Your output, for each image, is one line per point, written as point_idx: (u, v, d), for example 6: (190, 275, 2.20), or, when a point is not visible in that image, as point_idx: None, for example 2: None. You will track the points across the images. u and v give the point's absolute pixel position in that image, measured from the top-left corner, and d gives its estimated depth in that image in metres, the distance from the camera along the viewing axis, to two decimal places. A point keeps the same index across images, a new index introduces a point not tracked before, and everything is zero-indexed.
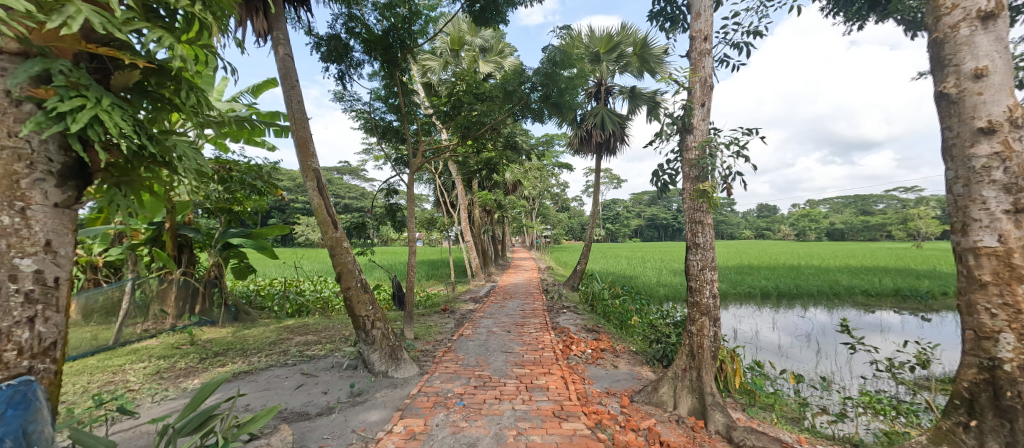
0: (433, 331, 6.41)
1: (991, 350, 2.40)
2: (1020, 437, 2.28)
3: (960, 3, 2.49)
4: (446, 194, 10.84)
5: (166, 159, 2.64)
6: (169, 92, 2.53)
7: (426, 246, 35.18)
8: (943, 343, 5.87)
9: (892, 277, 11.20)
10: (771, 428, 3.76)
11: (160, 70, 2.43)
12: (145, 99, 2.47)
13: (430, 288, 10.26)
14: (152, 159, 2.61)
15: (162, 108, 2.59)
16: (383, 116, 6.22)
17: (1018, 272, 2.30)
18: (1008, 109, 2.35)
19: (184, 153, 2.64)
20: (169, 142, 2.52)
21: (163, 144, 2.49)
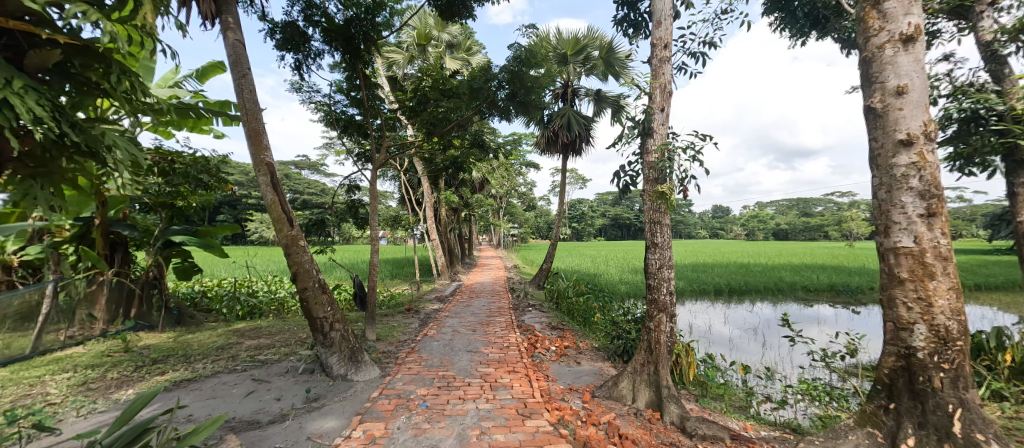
0: (396, 332, 6.31)
1: (907, 340, 2.71)
2: (930, 417, 2.64)
3: (886, 26, 2.76)
4: (411, 192, 10.65)
5: (92, 149, 2.54)
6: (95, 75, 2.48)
7: (390, 245, 34.52)
8: (869, 334, 6.48)
9: (828, 273, 12.22)
10: (720, 417, 4.01)
11: (84, 50, 2.43)
12: (67, 82, 2.46)
13: (394, 288, 10.09)
14: (75, 149, 2.50)
15: (87, 93, 2.57)
16: (345, 110, 6.04)
17: (929, 270, 2.61)
18: (923, 124, 2.65)
19: (113, 143, 2.55)
20: (96, 130, 2.43)
21: (88, 132, 2.39)
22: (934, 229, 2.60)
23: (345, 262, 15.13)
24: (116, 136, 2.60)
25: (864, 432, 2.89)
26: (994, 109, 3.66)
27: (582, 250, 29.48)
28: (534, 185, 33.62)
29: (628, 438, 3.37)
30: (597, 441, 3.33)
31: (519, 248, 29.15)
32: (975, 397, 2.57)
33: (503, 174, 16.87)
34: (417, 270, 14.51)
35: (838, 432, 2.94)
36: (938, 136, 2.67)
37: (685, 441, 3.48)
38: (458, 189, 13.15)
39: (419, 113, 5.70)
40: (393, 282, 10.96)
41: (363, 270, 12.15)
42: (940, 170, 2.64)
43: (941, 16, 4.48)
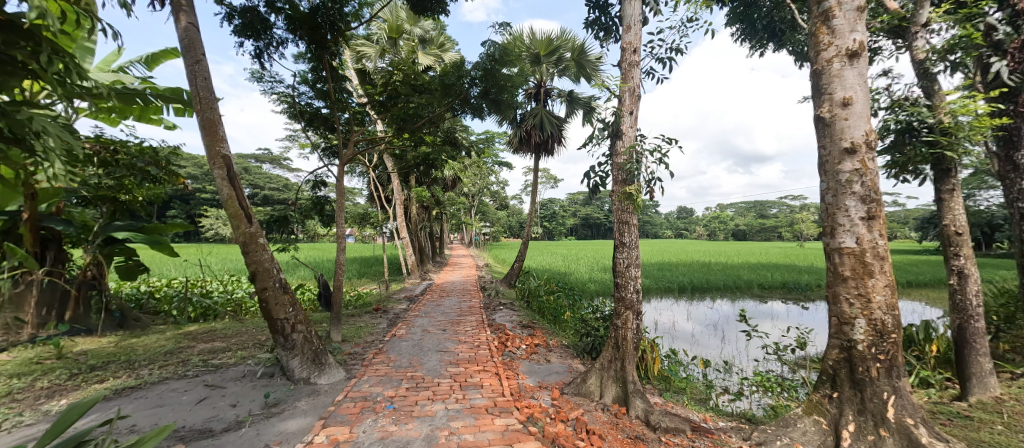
0: (363, 333, 6.16)
1: (849, 333, 2.94)
2: (868, 404, 2.90)
3: (834, 41, 2.98)
4: (380, 189, 10.42)
5: (18, 134, 2.40)
6: (24, 54, 2.36)
7: (358, 243, 33.64)
8: (817, 328, 6.96)
9: (780, 272, 13.00)
10: (682, 409, 4.19)
11: (9, 25, 2.26)
12: None
13: (361, 287, 9.83)
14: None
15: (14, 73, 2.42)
16: (310, 102, 5.83)
17: (868, 268, 2.84)
18: (865, 133, 2.88)
19: (44, 129, 2.42)
20: (24, 115, 2.31)
21: (16, 117, 2.27)
22: (873, 231, 2.83)
23: (309, 260, 14.62)
24: (47, 123, 2.47)
25: (810, 419, 3.11)
26: (926, 121, 4.02)
27: (553, 250, 27.87)
28: (505, 184, 33.71)
29: (594, 433, 3.45)
30: (565, 437, 3.40)
31: (491, 247, 29.19)
32: (905, 384, 2.83)
33: (475, 173, 16.81)
34: (386, 269, 14.23)
35: (788, 420, 3.16)
36: (877, 145, 2.92)
37: (649, 434, 3.61)
38: (429, 187, 13.01)
39: (389, 108, 5.58)
40: (360, 282, 10.69)
41: (328, 269, 11.77)
42: (879, 176, 2.87)
43: (882, 35, 4.88)
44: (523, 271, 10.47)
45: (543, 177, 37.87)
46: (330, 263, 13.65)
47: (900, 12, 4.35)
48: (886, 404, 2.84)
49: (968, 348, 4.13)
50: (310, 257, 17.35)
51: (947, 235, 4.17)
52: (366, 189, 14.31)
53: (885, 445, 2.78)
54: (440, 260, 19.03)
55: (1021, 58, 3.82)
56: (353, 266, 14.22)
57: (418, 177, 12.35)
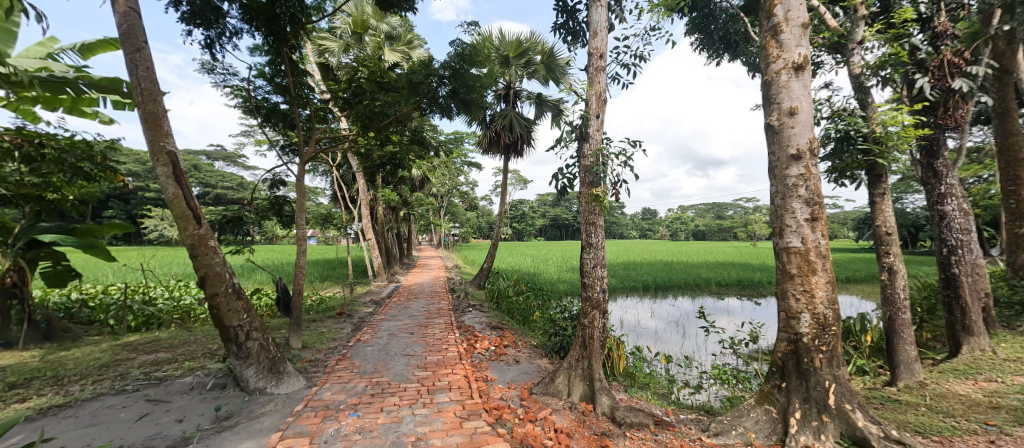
0: (325, 338, 5.93)
1: (795, 327, 3.18)
2: (812, 392, 3.13)
3: (782, 54, 3.21)
4: (344, 189, 10.09)
5: None
6: None
7: (320, 245, 32.36)
8: (768, 322, 7.43)
9: (736, 270, 13.76)
10: (646, 404, 4.33)
11: None
12: None
13: (324, 291, 9.47)
14: None
15: None
16: (267, 97, 5.56)
17: (812, 266, 3.08)
18: (809, 141, 3.12)
19: None
20: None
21: None
22: (816, 231, 3.08)
23: (266, 264, 13.89)
24: None
25: (761, 409, 3.34)
26: (861, 131, 4.40)
27: (523, 250, 29.20)
28: (474, 184, 33.64)
29: (562, 432, 3.50)
30: (534, 437, 3.43)
31: (460, 248, 28.97)
32: (845, 373, 3.09)
33: (444, 173, 16.64)
34: (350, 272, 13.78)
35: (742, 410, 3.40)
36: (819, 152, 3.17)
37: (615, 429, 3.68)
38: (396, 188, 12.74)
39: (354, 105, 5.44)
40: (323, 285, 10.29)
41: (287, 273, 11.24)
42: (821, 181, 3.12)
43: (823, 50, 5.28)
44: (492, 272, 10.45)
45: (513, 178, 38.13)
46: (291, 266, 13.06)
47: (838, 30, 4.74)
48: (828, 392, 3.09)
49: (896, 338, 4.55)
50: (269, 259, 16.52)
51: (878, 234, 4.59)
52: (329, 189, 13.82)
53: (827, 429, 3.02)
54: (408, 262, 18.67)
55: (940, 74, 4.31)
56: (315, 269, 13.66)
57: (384, 177, 12.08)
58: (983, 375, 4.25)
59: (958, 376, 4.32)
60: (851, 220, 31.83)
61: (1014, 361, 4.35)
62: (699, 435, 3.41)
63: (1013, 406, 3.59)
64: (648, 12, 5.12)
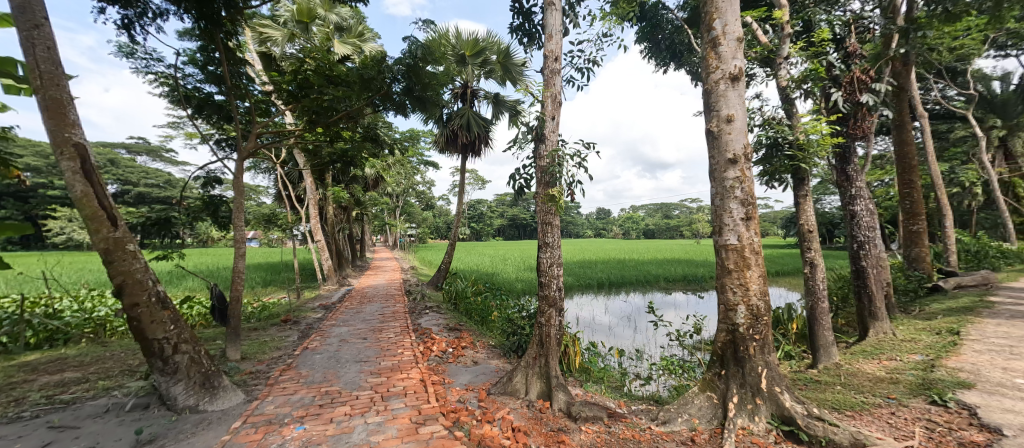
0: (268, 348, 5.54)
1: (733, 318, 3.46)
2: (748, 378, 3.41)
3: (720, 65, 3.49)
4: (290, 187, 9.50)
5: None
6: None
7: (261, 248, 30.19)
8: (710, 314, 7.98)
9: (681, 266, 14.65)
10: (600, 397, 4.48)
11: None
12: None
13: (266, 297, 8.85)
14: None
15: None
16: (199, 87, 5.10)
17: (746, 261, 3.37)
18: (743, 146, 3.40)
19: None
20: None
21: None
22: (749, 229, 3.37)
23: (200, 269, 12.74)
24: None
25: (704, 395, 3.59)
26: (787, 138, 4.86)
27: (481, 250, 28.97)
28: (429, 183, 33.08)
29: (520, 430, 3.53)
30: (492, 436, 3.42)
31: (416, 248, 28.31)
32: (775, 359, 3.39)
33: (399, 173, 16.19)
34: (297, 275, 13.01)
35: (687, 398, 3.63)
36: (752, 156, 3.47)
37: (570, 424, 3.76)
38: (348, 187, 12.21)
39: (299, 99, 5.14)
40: (265, 291, 9.61)
41: (225, 278, 10.38)
42: (754, 183, 3.41)
43: (756, 63, 5.78)
44: (450, 273, 10.31)
45: (471, 178, 38.00)
46: (229, 271, 12.09)
47: (767, 46, 5.20)
48: (760, 377, 3.38)
49: (816, 325, 5.08)
50: (204, 264, 15.17)
51: (803, 232, 5.08)
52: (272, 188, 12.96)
53: (760, 411, 3.31)
54: (361, 264, 17.96)
55: (852, 89, 4.87)
56: (257, 274, 12.72)
57: (335, 176, 11.54)
58: (884, 355, 4.84)
59: (865, 357, 4.90)
60: (780, 219, 35.04)
61: (908, 342, 5.01)
62: (648, 424, 3.58)
63: (908, 380, 4.13)
64: (601, 19, 5.32)
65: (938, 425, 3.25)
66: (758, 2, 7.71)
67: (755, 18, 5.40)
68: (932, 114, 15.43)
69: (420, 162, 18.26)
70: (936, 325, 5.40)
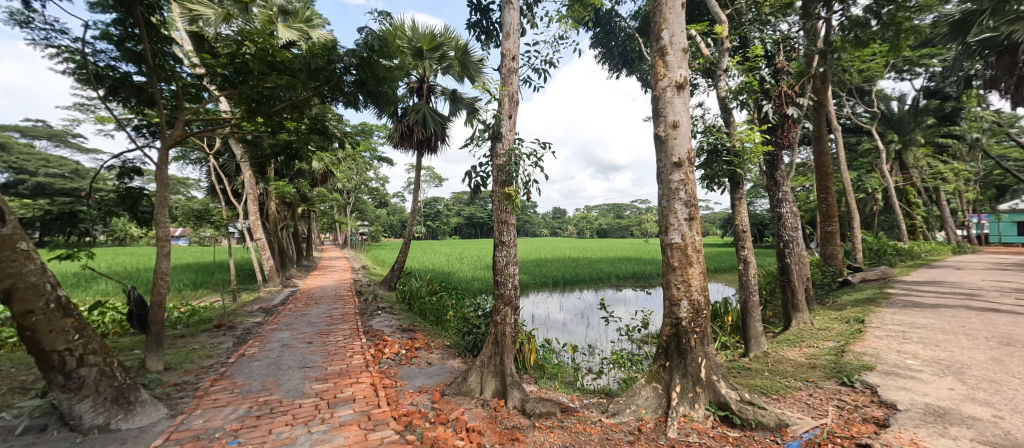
0: (197, 356, 5.05)
1: (676, 312, 3.68)
2: (689, 369, 3.63)
3: (667, 74, 3.69)
4: (225, 181, 8.73)
5: None
6: None
7: (191, 248, 27.62)
8: (657, 309, 8.42)
9: (631, 264, 15.36)
10: (554, 393, 4.56)
11: None
12: None
13: (197, 300, 8.09)
14: None
15: None
16: (113, 65, 4.53)
17: (689, 258, 3.59)
18: (687, 151, 3.63)
19: None
20: None
21: None
22: (692, 229, 3.59)
23: (117, 270, 11.43)
24: None
25: (651, 386, 3.78)
26: (725, 145, 5.26)
27: (437, 250, 26.05)
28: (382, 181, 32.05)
29: (474, 430, 3.49)
30: (445, 438, 3.36)
31: (367, 246, 27.18)
32: (714, 349, 3.65)
33: (349, 168, 15.46)
34: (234, 277, 11.99)
35: (634, 390, 3.81)
36: (695, 161, 3.70)
37: (525, 421, 3.78)
38: (292, 182, 11.46)
39: (236, 85, 4.73)
40: (195, 294, 8.79)
41: (146, 280, 9.33)
42: (696, 186, 3.65)
43: (698, 74, 6.19)
44: (404, 272, 10.01)
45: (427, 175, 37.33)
46: (151, 272, 10.87)
47: (709, 58, 5.58)
48: (700, 367, 3.61)
49: (748, 317, 5.53)
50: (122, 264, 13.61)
51: (738, 232, 5.50)
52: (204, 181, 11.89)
53: (700, 398, 3.54)
54: (306, 263, 16.94)
55: (780, 102, 5.37)
56: (186, 275, 11.61)
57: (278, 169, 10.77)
58: (804, 343, 5.39)
59: (788, 345, 5.41)
60: (717, 219, 37.83)
61: (823, 330, 5.61)
62: (599, 417, 3.71)
63: (823, 365, 4.62)
64: (558, 21, 5.41)
65: (847, 404, 3.67)
66: (701, 17, 8.27)
67: (699, 31, 5.77)
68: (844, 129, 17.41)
69: (372, 157, 17.57)
70: (846, 315, 6.10)
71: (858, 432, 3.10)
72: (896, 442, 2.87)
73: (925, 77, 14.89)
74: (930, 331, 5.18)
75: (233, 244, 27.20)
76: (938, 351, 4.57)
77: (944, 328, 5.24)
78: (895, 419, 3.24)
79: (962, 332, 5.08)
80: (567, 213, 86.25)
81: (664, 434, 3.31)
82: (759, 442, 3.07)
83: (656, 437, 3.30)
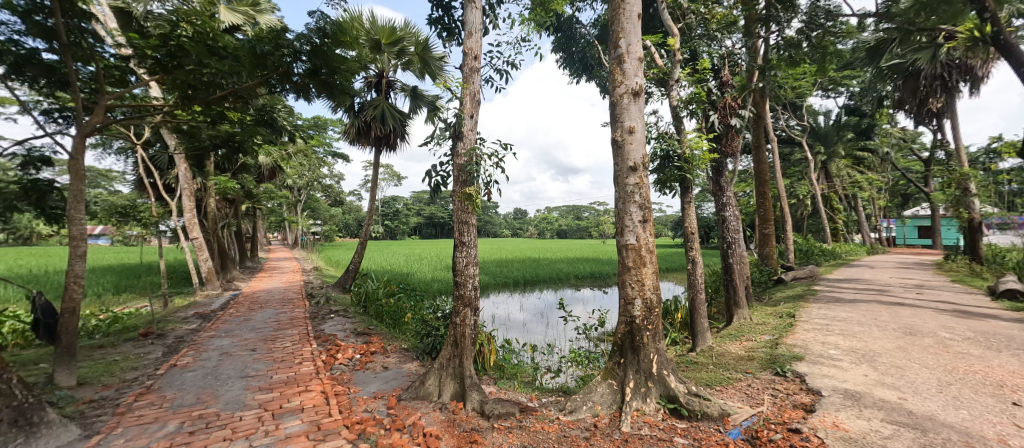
0: (119, 368, 4.53)
1: (631, 311, 3.83)
2: (642, 365, 3.78)
3: (624, 81, 3.84)
4: (155, 174, 7.94)
5: None
6: None
7: (114, 248, 24.94)
8: (612, 308, 8.72)
9: (588, 264, 15.80)
10: (513, 392, 4.56)
11: None
12: None
13: (120, 306, 7.30)
14: None
15: None
16: (17, 39, 3.96)
17: (643, 258, 3.74)
18: (641, 156, 3.78)
19: None
20: None
21: None
22: (645, 230, 3.75)
23: (20, 273, 10.08)
24: None
25: (606, 383, 3.89)
26: (676, 152, 5.54)
27: (395, 250, 25.77)
28: (336, 178, 30.93)
29: (431, 434, 3.40)
30: (402, 444, 3.24)
31: (319, 246, 25.88)
32: (664, 345, 3.82)
33: (300, 163, 14.66)
34: (165, 279, 10.96)
35: (590, 387, 3.90)
36: (649, 165, 3.87)
37: (484, 423, 3.73)
38: (235, 177, 10.66)
39: (168, 70, 4.31)
40: (118, 299, 7.93)
41: (57, 284, 8.29)
42: (650, 189, 3.81)
43: (652, 83, 6.49)
44: (360, 274, 9.62)
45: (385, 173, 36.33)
46: (64, 275, 9.68)
47: (662, 68, 5.85)
48: (652, 363, 3.77)
49: (694, 314, 5.86)
50: (27, 267, 12.03)
51: (687, 234, 5.80)
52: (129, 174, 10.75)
53: (652, 393, 3.69)
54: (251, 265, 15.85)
55: (724, 113, 5.76)
56: (108, 278, 10.45)
57: (219, 163, 9.98)
58: (743, 337, 5.80)
59: (730, 339, 5.80)
60: (673, 221, 39.93)
61: (760, 325, 6.07)
62: (556, 415, 3.76)
63: (760, 357, 5.00)
64: (520, 24, 5.45)
65: (780, 392, 3.98)
66: (656, 29, 8.70)
67: (654, 43, 6.06)
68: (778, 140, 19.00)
69: (326, 152, 16.76)
70: (780, 310, 6.65)
71: (790, 417, 3.36)
72: (821, 425, 3.14)
73: (846, 95, 16.58)
74: (849, 323, 5.76)
75: (167, 243, 24.92)
76: (855, 341, 5.09)
77: (860, 320, 5.86)
78: (820, 405, 3.56)
79: (874, 324, 5.70)
80: (524, 214, 87.13)
81: (618, 428, 3.40)
82: (704, 431, 3.26)
83: (610, 431, 3.39)
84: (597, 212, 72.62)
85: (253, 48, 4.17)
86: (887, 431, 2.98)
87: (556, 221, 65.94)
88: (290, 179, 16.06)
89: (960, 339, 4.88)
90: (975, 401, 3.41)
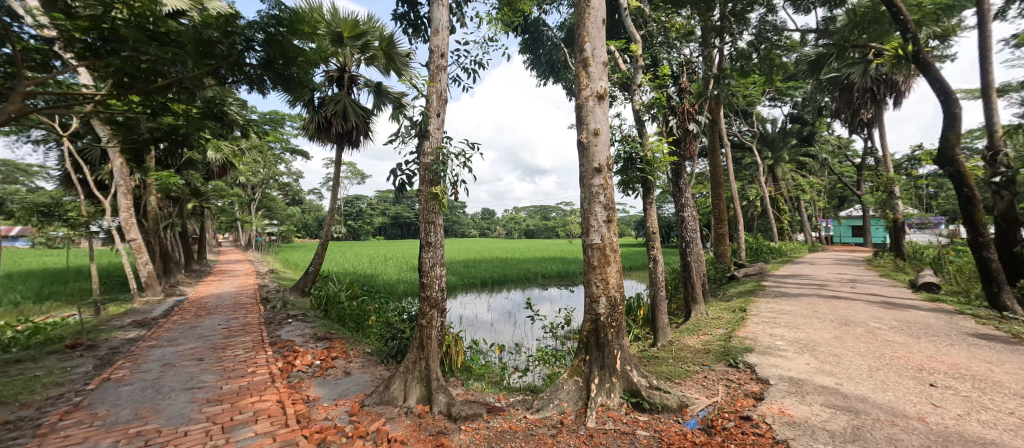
0: (41, 384, 4.06)
1: (596, 309, 3.91)
2: (607, 361, 3.86)
3: (590, 84, 3.91)
4: (84, 168, 7.20)
5: None
6: None
7: (37, 251, 22.49)
8: (578, 307, 8.90)
9: (554, 263, 16.04)
10: (480, 393, 4.51)
11: None
12: None
13: (41, 316, 6.55)
14: None
15: None
16: None
17: (607, 258, 3.83)
18: (605, 158, 3.86)
19: None
20: None
21: None
22: (610, 230, 3.85)
23: None
24: None
25: (572, 380, 3.94)
26: (639, 155, 5.71)
27: (359, 250, 26.24)
28: (294, 176, 29.80)
29: (396, 440, 3.29)
30: None
31: (277, 247, 24.61)
32: (627, 341, 3.92)
33: (254, 160, 13.84)
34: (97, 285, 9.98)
35: (557, 385, 3.94)
36: (613, 167, 3.96)
37: (451, 425, 3.66)
38: (180, 173, 9.90)
39: (99, 55, 3.88)
40: (40, 307, 7.13)
41: None
42: (614, 190, 3.91)
43: (617, 87, 6.68)
44: (319, 276, 9.21)
45: (347, 170, 35.16)
46: None
47: (625, 73, 6.02)
48: (616, 359, 3.86)
49: (656, 310, 6.08)
50: None
51: (649, 235, 6.01)
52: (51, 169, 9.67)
53: (615, 388, 3.78)
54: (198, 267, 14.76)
55: (683, 118, 6.02)
56: (28, 284, 9.38)
57: (160, 158, 9.21)
58: (700, 331, 6.08)
59: (688, 333, 6.05)
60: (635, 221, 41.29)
61: (715, 319, 6.40)
62: (524, 414, 3.76)
63: (715, 349, 5.26)
64: (488, 24, 5.44)
65: (733, 382, 4.21)
66: (620, 34, 8.98)
67: (618, 48, 6.22)
68: (731, 144, 20.14)
69: (283, 148, 15.94)
70: (733, 305, 7.04)
71: (742, 406, 3.56)
72: (769, 412, 3.35)
73: (790, 104, 17.82)
74: (793, 316, 6.19)
75: (99, 246, 22.74)
76: (798, 332, 5.48)
77: (803, 313, 6.32)
78: (768, 392, 3.80)
79: (815, 316, 6.16)
80: (490, 213, 87.07)
81: (584, 424, 3.45)
82: (664, 423, 3.37)
83: (576, 428, 3.43)
84: (561, 212, 73.77)
85: (199, 33, 3.88)
86: (825, 415, 3.22)
87: (522, 221, 66.46)
88: (243, 176, 15.13)
89: (887, 328, 5.37)
90: (899, 383, 3.77)
